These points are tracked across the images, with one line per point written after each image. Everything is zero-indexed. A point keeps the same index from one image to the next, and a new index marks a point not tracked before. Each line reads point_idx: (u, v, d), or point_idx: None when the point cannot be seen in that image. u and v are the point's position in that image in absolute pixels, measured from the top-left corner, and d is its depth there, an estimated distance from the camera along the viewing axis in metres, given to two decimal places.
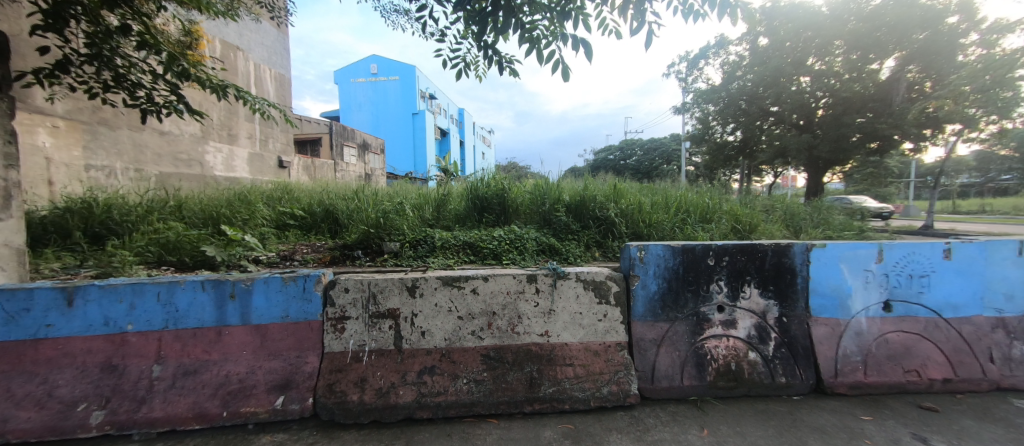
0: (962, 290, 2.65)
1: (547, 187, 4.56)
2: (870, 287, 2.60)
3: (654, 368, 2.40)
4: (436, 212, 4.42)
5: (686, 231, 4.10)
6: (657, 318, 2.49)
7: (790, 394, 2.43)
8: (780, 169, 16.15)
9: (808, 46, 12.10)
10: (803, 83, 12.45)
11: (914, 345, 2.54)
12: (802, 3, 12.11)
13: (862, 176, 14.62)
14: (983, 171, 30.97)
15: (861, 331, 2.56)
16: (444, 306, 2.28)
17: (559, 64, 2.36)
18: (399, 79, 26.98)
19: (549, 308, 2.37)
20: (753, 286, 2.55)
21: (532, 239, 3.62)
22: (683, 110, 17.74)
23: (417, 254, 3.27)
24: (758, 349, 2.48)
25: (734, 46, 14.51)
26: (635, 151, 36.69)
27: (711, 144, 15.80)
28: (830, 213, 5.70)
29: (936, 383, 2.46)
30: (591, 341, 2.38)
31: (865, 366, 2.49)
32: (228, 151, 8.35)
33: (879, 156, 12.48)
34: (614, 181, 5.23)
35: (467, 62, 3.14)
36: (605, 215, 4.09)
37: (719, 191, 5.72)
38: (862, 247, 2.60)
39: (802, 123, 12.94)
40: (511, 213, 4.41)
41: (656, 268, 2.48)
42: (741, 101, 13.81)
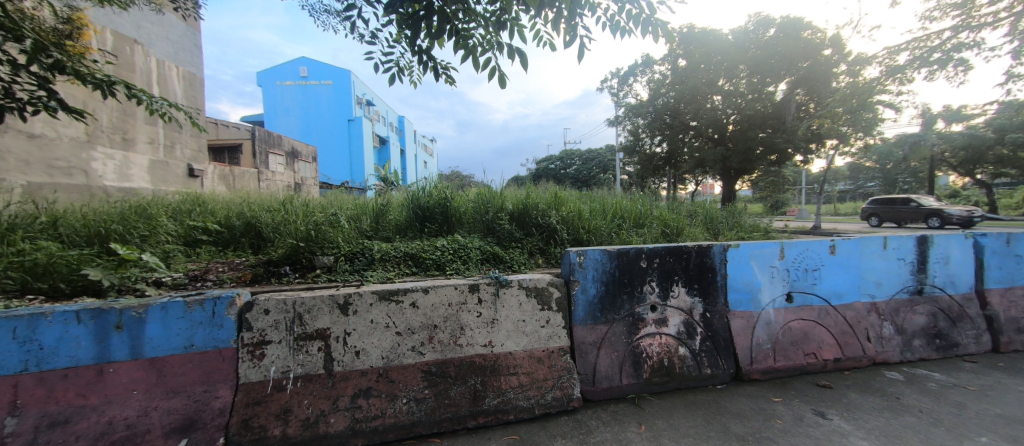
0: (845, 280, 3.09)
1: (490, 195, 4.55)
2: (775, 281, 2.94)
3: (595, 370, 2.46)
4: (374, 223, 4.19)
5: (622, 236, 4.32)
6: (596, 321, 2.56)
7: (714, 383, 2.64)
8: (700, 178, 17.89)
9: (718, 69, 13.68)
10: (716, 101, 14.00)
11: (812, 331, 2.91)
12: (712, 31, 13.71)
13: (766, 183, 16.69)
14: (854, 180, 37.09)
15: (770, 321, 2.87)
16: (381, 322, 2.14)
17: (495, 72, 2.42)
18: (333, 84, 25.59)
19: (492, 318, 2.33)
20: (680, 286, 2.74)
21: (476, 248, 3.58)
22: (616, 123, 18.95)
23: (354, 268, 3.07)
24: (686, 343, 2.67)
25: (658, 66, 15.91)
26: (573, 160, 38.39)
27: (641, 155, 16.99)
28: (742, 216, 6.40)
29: (829, 363, 2.84)
30: (534, 348, 2.37)
31: (773, 352, 2.79)
32: (121, 157, 7.23)
33: (778, 166, 14.38)
34: (554, 189, 5.36)
35: (400, 67, 3.08)
36: (546, 222, 4.19)
37: (650, 198, 6.16)
38: (767, 246, 2.93)
39: (716, 137, 14.45)
40: (453, 222, 4.32)
41: (595, 273, 2.57)
42: (666, 116, 15.13)
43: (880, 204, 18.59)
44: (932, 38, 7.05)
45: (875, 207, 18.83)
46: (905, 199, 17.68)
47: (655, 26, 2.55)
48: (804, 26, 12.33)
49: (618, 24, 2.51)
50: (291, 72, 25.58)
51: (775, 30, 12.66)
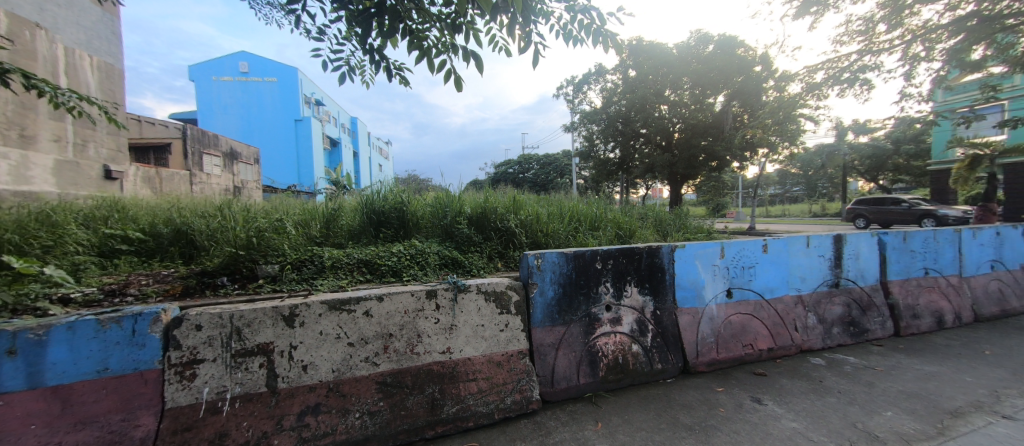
0: (776, 276, 3.39)
1: (448, 199, 4.49)
2: (717, 278, 3.16)
3: (553, 371, 2.50)
4: (324, 228, 3.97)
5: (578, 239, 4.45)
6: (554, 322, 2.60)
7: (664, 377, 2.78)
8: (650, 183, 18.86)
9: (665, 80, 14.54)
10: (663, 110, 14.86)
11: (749, 324, 3.16)
12: (659, 44, 14.57)
13: (708, 188, 17.94)
14: (782, 186, 40.95)
15: (713, 316, 3.07)
16: (332, 333, 2.03)
17: (451, 74, 2.43)
18: (278, 81, 24.09)
19: (450, 324, 2.29)
20: (633, 285, 2.86)
21: (434, 253, 3.52)
22: (572, 129, 19.51)
23: (302, 276, 2.89)
24: (639, 340, 2.79)
25: (610, 75, 16.61)
26: (531, 165, 38.95)
27: (596, 161, 17.61)
28: (687, 218, 6.83)
29: (764, 353, 3.09)
30: (493, 352, 2.36)
31: (716, 345, 2.99)
32: (18, 157, 6.29)
33: (719, 172, 15.52)
34: (512, 193, 5.39)
35: (349, 65, 2.96)
36: (505, 226, 4.21)
37: (604, 201, 6.39)
38: (709, 246, 3.14)
39: (664, 144, 15.31)
40: (410, 227, 4.21)
41: (552, 275, 2.61)
42: (618, 123, 15.83)
43: (868, 204, 18.37)
44: (842, 60, 8.02)
45: (861, 207, 18.71)
46: (893, 201, 17.48)
47: (605, 37, 2.68)
48: (737, 44, 13.52)
49: (571, 32, 2.60)
50: (229, 67, 23.73)
51: (713, 46, 13.76)
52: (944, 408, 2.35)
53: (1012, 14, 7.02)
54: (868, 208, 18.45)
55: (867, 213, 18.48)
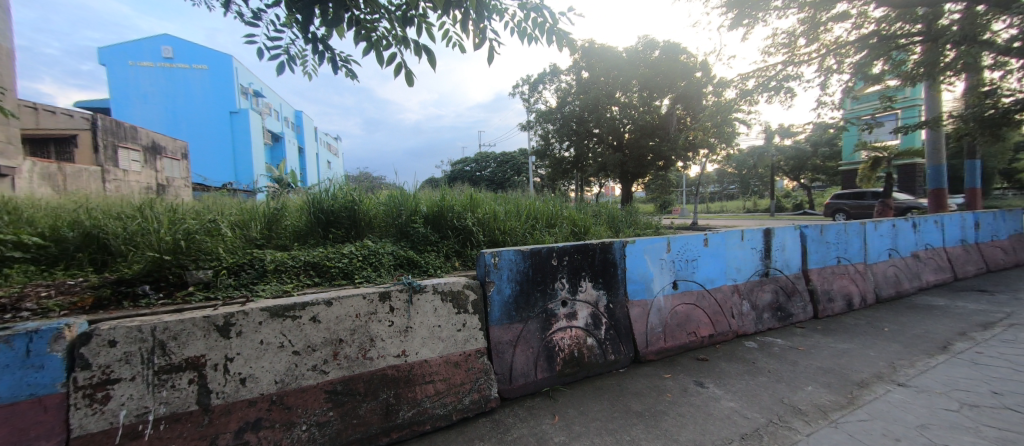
0: (716, 267, 3.66)
1: (402, 198, 4.35)
2: (664, 271, 3.35)
3: (511, 368, 2.51)
4: (266, 229, 3.67)
5: (535, 237, 4.50)
6: (512, 320, 2.61)
7: (617, 368, 2.91)
8: (602, 181, 19.58)
9: (615, 82, 15.12)
10: (614, 111, 15.47)
11: (693, 313, 3.38)
12: (610, 47, 15.14)
13: (656, 186, 18.96)
14: (720, 185, 44.29)
15: (660, 307, 3.25)
16: (274, 342, 1.89)
17: (401, 69, 2.38)
18: (209, 69, 21.98)
19: (405, 326, 2.22)
20: (587, 280, 2.95)
21: (388, 253, 3.42)
22: (528, 127, 19.73)
23: (240, 282, 2.67)
24: (593, 334, 2.89)
25: (564, 75, 17.01)
26: (489, 163, 38.93)
27: (552, 159, 17.96)
28: (637, 215, 7.18)
29: (706, 339, 3.33)
30: (450, 352, 2.33)
31: (663, 334, 3.18)
32: None
33: (665, 171, 16.46)
34: (470, 191, 5.34)
35: (289, 55, 2.76)
36: (462, 224, 4.18)
37: (560, 199, 6.53)
38: (657, 241, 3.32)
39: (616, 144, 15.95)
40: (362, 227, 4.03)
41: (509, 273, 2.62)
42: (572, 123, 16.28)
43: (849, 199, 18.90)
44: (770, 68, 8.83)
45: (843, 202, 19.23)
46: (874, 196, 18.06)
47: (558, 36, 2.73)
48: (681, 51, 14.38)
49: (524, 30, 2.65)
50: (149, 51, 21.28)
51: (659, 52, 14.45)
52: (853, 380, 2.67)
53: (903, 34, 8.10)
54: (849, 203, 18.96)
55: (848, 207, 19.00)
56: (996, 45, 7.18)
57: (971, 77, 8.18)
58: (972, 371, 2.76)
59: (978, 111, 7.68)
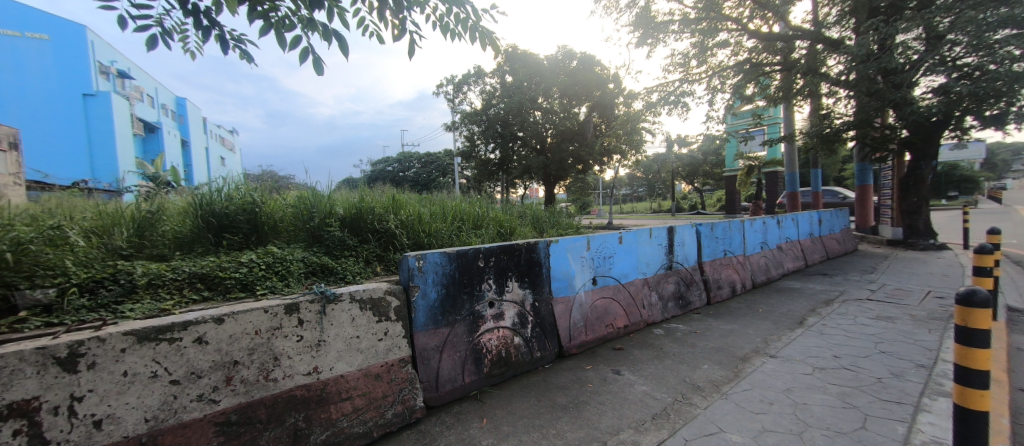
0: (629, 263, 3.98)
1: (314, 198, 3.96)
2: (584, 268, 3.54)
3: (437, 375, 2.43)
4: (136, 236, 3.03)
5: (461, 239, 4.44)
6: (438, 325, 2.53)
7: (542, 364, 2.99)
8: (526, 183, 20.16)
9: (538, 88, 15.70)
10: (537, 116, 16.01)
11: (610, 306, 3.64)
12: (533, 55, 15.74)
13: (576, 189, 20.09)
14: (630, 188, 48.60)
15: (582, 303, 3.43)
16: (145, 371, 1.54)
17: (308, 54, 2.17)
18: (52, 40, 17.53)
19: (318, 340, 2.01)
20: (514, 281, 2.98)
21: (297, 260, 3.10)
22: (452, 128, 19.50)
23: (96, 302, 2.15)
24: (520, 332, 2.93)
25: (488, 78, 17.16)
26: (412, 163, 37.65)
27: (477, 161, 17.97)
28: (559, 215, 7.53)
29: (621, 330, 3.61)
30: (370, 364, 2.16)
31: (584, 328, 3.36)
32: None
33: (584, 174, 17.52)
34: (391, 193, 5.07)
35: (163, 29, 2.33)
36: (384, 227, 3.96)
37: (486, 200, 6.55)
38: (578, 240, 3.50)
39: (539, 147, 16.52)
40: (266, 232, 3.57)
41: (435, 276, 2.54)
42: (497, 125, 16.49)
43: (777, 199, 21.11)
44: (670, 84, 9.95)
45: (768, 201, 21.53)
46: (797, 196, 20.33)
47: (482, 34, 2.73)
48: (596, 63, 15.54)
49: (446, 25, 2.62)
50: None
51: (576, 62, 15.48)
52: (738, 355, 3.11)
53: (767, 64, 9.90)
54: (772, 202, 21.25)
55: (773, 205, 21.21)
56: (829, 77, 9.01)
57: (813, 102, 10.19)
58: (820, 340, 3.41)
59: (818, 129, 9.57)
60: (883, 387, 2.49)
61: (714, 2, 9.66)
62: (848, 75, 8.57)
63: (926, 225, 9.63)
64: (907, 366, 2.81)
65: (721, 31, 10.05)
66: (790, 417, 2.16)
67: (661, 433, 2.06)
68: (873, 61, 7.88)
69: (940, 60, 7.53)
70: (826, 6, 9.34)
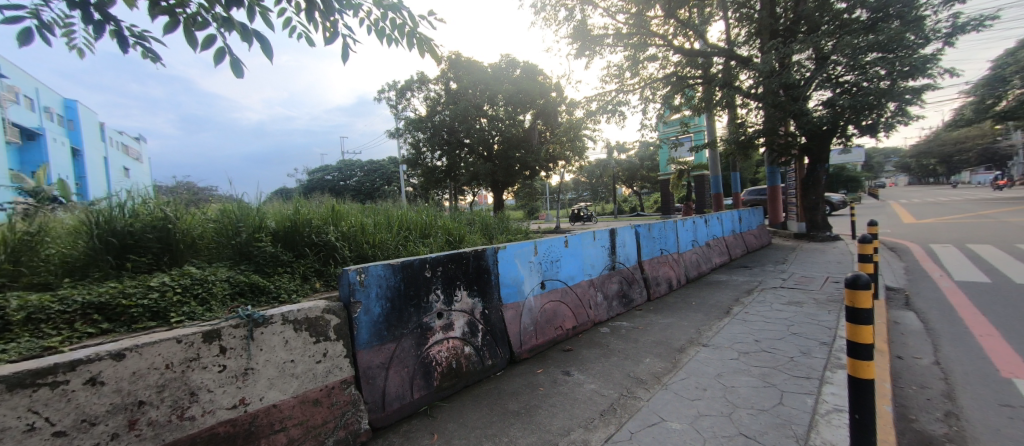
0: (575, 265, 4.11)
1: (240, 212, 3.61)
2: (532, 273, 3.59)
3: (384, 393, 2.31)
4: (9, 261, 2.52)
5: (409, 249, 4.30)
6: (383, 341, 2.41)
7: (494, 372, 2.98)
8: (475, 190, 20.16)
9: (482, 95, 15.81)
10: (483, 123, 16.11)
11: (559, 309, 3.73)
12: (476, 63, 15.90)
13: (524, 195, 20.47)
14: (575, 193, 50.44)
15: (531, 307, 3.47)
16: (18, 425, 1.28)
17: (224, 54, 1.98)
18: None
19: (245, 367, 1.82)
20: (462, 289, 2.94)
21: (221, 280, 2.82)
22: (397, 135, 18.98)
23: None
24: (470, 342, 2.89)
25: (432, 85, 16.97)
26: (354, 171, 36.01)
27: (424, 168, 17.61)
28: (508, 221, 7.61)
29: (569, 331, 3.71)
30: (306, 389, 2.00)
31: (535, 332, 3.41)
32: None
33: (531, 180, 17.90)
34: (331, 203, 4.79)
35: (40, 23, 2.00)
36: (323, 239, 3.72)
37: (433, 209, 6.42)
38: (524, 246, 3.55)
39: (486, 154, 16.63)
40: (183, 251, 3.18)
41: (378, 290, 2.42)
42: (443, 132, 16.34)
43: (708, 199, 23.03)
44: (607, 94, 10.55)
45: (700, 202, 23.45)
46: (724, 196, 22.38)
47: (420, 40, 2.69)
48: (538, 72, 16.13)
49: (382, 30, 2.54)
50: None
51: (520, 71, 15.92)
52: (676, 347, 3.34)
53: (691, 77, 10.85)
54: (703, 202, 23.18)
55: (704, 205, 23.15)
56: (742, 91, 10.10)
57: (730, 112, 11.36)
58: (744, 327, 3.77)
59: (736, 136, 10.68)
60: (795, 365, 2.81)
61: (644, 19, 10.45)
62: (757, 89, 9.68)
63: (823, 220, 11.12)
64: (813, 344, 3.20)
65: (650, 46, 10.87)
66: (721, 400, 2.35)
67: (609, 428, 2.13)
68: (775, 77, 8.98)
69: (827, 77, 8.79)
70: (737, 27, 10.55)
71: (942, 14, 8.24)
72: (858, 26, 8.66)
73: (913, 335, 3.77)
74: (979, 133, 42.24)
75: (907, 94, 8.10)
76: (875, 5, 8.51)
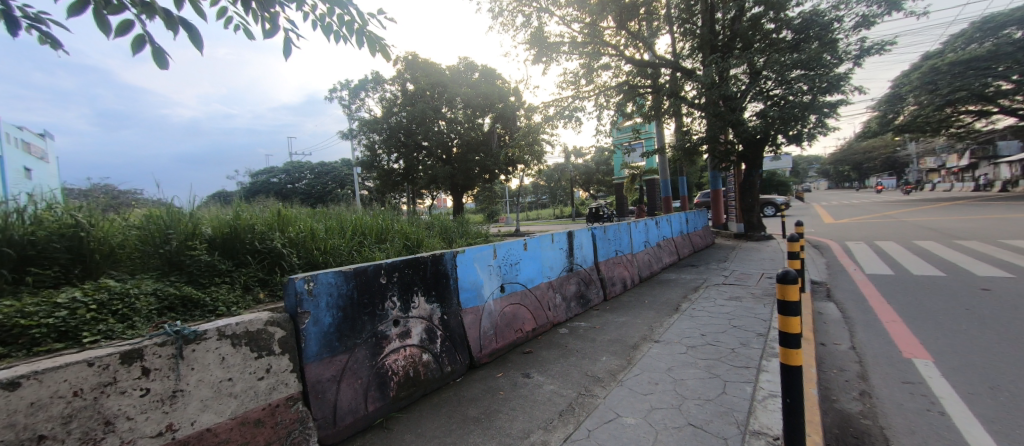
0: (534, 267, 4.16)
1: (169, 216, 3.27)
2: (492, 276, 3.58)
3: (335, 408, 2.19)
4: None
5: (363, 255, 4.13)
6: (334, 352, 2.28)
7: (453, 378, 2.93)
8: (434, 194, 19.83)
9: (440, 98, 15.63)
10: (441, 125, 15.88)
11: (518, 312, 3.75)
12: (434, 65, 15.74)
13: (484, 198, 20.47)
14: (534, 195, 51.07)
15: (491, 311, 3.46)
16: None
17: (144, 43, 1.79)
18: None
19: (172, 389, 1.64)
20: (420, 296, 2.86)
21: (146, 294, 2.54)
22: (350, 136, 18.24)
23: None
24: (429, 349, 2.82)
25: (388, 85, 16.52)
26: (304, 174, 34.03)
27: (379, 171, 17.04)
28: (467, 224, 7.56)
29: (529, 333, 3.74)
30: (246, 409, 1.85)
31: (495, 336, 3.40)
32: None
33: (490, 183, 17.93)
34: (276, 207, 4.48)
35: None
36: (267, 246, 3.48)
37: (390, 213, 6.22)
38: (484, 250, 3.53)
39: (445, 157, 16.45)
40: (101, 261, 2.82)
41: (329, 299, 2.29)
42: (400, 134, 15.95)
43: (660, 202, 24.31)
44: (564, 99, 10.85)
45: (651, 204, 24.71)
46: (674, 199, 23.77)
47: (370, 39, 2.61)
48: (496, 76, 16.28)
49: (327, 26, 2.43)
50: None
51: (478, 74, 15.99)
52: (630, 344, 3.47)
53: (642, 86, 11.45)
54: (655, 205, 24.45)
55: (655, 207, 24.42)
56: (687, 101, 10.80)
57: (677, 120, 12.09)
58: (691, 322, 4.01)
59: (682, 143, 11.39)
60: (736, 356, 3.03)
61: (597, 29, 10.87)
62: (700, 99, 10.39)
63: (759, 221, 12.14)
64: (750, 336, 3.47)
65: (603, 55, 11.32)
66: (672, 392, 2.48)
67: (567, 428, 2.16)
68: (716, 88, 9.71)
69: (760, 91, 9.63)
70: (681, 41, 11.31)
71: (852, 37, 9.33)
72: (785, 45, 9.59)
73: (834, 324, 4.20)
74: (883, 143, 48.31)
75: (826, 108, 9.08)
76: (797, 27, 9.48)
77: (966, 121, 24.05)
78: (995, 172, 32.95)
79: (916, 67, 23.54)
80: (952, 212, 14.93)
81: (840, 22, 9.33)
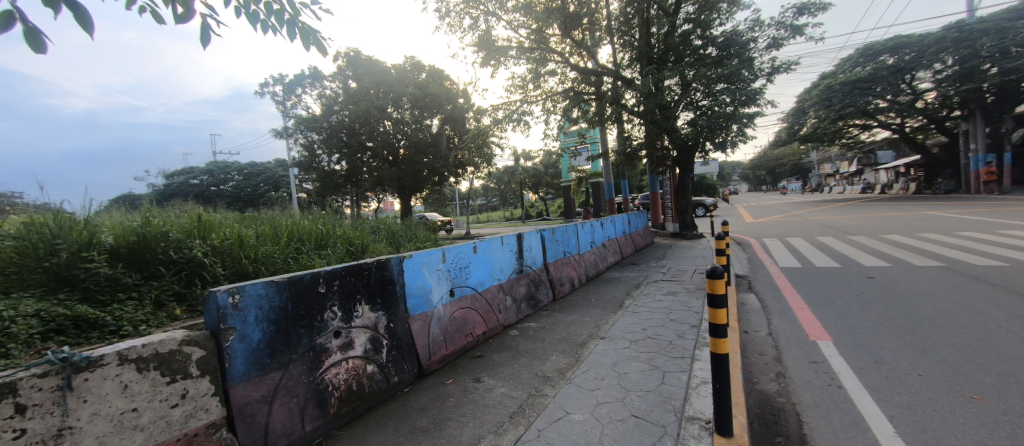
0: (484, 270, 4.14)
1: (57, 223, 2.78)
2: (441, 281, 3.51)
3: (266, 431, 1.99)
4: None
5: (300, 262, 3.85)
6: (264, 370, 2.08)
7: (400, 388, 2.82)
8: (380, 197, 19.04)
9: (385, 97, 15.04)
10: (387, 125, 15.30)
11: (468, 316, 3.70)
12: (378, 63, 15.18)
13: (433, 201, 20.03)
14: (484, 198, 50.98)
15: (440, 316, 3.38)
16: None
17: (15, 20, 1.51)
18: None
19: (58, 427, 1.38)
20: (363, 304, 2.72)
21: (26, 316, 2.14)
22: (285, 134, 16.92)
23: None
24: (374, 359, 2.68)
25: (327, 82, 15.58)
26: (230, 174, 30.90)
27: (319, 173, 15.99)
28: (415, 228, 7.35)
29: (479, 337, 3.71)
30: (155, 443, 1.62)
31: (444, 341, 3.32)
32: None
33: (440, 186, 17.58)
34: (197, 212, 4.03)
35: None
36: (186, 255, 3.11)
37: (331, 217, 5.85)
38: (432, 254, 3.45)
39: (391, 158, 15.87)
40: None
41: (258, 312, 2.09)
42: (342, 134, 15.11)
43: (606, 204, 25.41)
44: (512, 103, 10.96)
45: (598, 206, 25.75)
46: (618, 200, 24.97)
47: (303, 30, 2.43)
48: (444, 78, 16.06)
49: (252, 13, 2.22)
50: None
51: (425, 75, 15.66)
52: (578, 342, 3.59)
53: (586, 93, 11.92)
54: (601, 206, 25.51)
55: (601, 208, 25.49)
56: (627, 108, 11.43)
57: (619, 127, 12.76)
58: (634, 318, 4.24)
59: (624, 148, 12.04)
60: (673, 348, 3.24)
61: (543, 36, 11.11)
62: (639, 107, 11.03)
63: (692, 221, 13.15)
64: (686, 328, 3.74)
65: (550, 62, 11.63)
66: (617, 386, 2.59)
67: (518, 430, 2.17)
68: (653, 97, 10.37)
69: (690, 101, 10.44)
70: (621, 51, 11.96)
71: (765, 56, 10.48)
72: (710, 61, 10.51)
73: (755, 313, 4.66)
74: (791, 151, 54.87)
75: (745, 118, 10.10)
76: (721, 44, 10.47)
77: (853, 133, 28.09)
78: (877, 178, 38.82)
79: (815, 85, 27.05)
80: (846, 211, 17.33)
81: (755, 42, 10.44)
